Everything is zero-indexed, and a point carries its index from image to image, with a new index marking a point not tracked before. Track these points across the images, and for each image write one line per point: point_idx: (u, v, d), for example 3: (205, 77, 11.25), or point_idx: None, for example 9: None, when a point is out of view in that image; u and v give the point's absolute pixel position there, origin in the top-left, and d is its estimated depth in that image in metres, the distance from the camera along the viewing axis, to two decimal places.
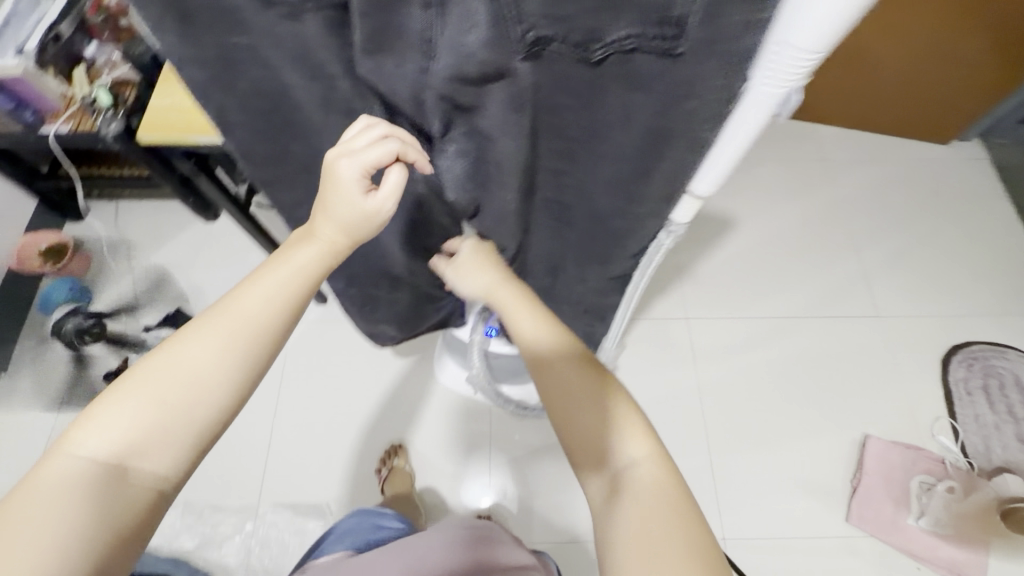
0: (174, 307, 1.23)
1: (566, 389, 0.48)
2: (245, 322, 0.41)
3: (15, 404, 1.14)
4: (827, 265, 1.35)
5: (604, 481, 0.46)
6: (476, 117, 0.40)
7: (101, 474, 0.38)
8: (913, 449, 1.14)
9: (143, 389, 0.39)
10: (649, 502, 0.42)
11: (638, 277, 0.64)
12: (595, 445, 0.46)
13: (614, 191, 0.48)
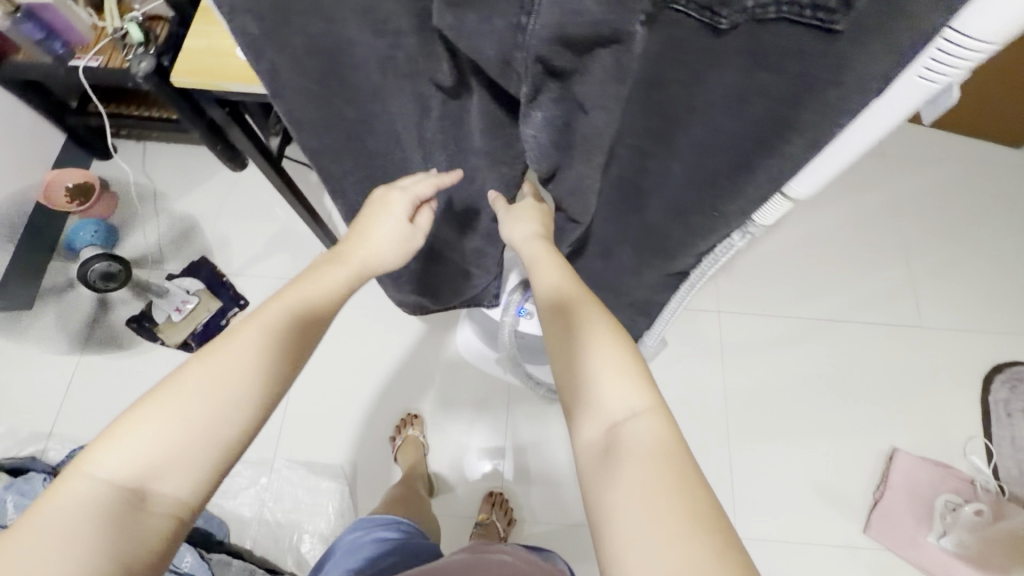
0: (198, 256, 1.22)
1: (565, 333, 0.46)
2: (274, 340, 0.42)
3: (40, 339, 1.14)
4: (873, 268, 1.28)
5: (597, 436, 0.41)
6: (572, 81, 0.36)
7: (120, 497, 0.36)
8: (942, 467, 1.10)
9: (165, 403, 0.38)
10: (645, 458, 0.38)
11: (698, 273, 0.60)
12: (591, 393, 0.42)
13: (698, 180, 0.44)
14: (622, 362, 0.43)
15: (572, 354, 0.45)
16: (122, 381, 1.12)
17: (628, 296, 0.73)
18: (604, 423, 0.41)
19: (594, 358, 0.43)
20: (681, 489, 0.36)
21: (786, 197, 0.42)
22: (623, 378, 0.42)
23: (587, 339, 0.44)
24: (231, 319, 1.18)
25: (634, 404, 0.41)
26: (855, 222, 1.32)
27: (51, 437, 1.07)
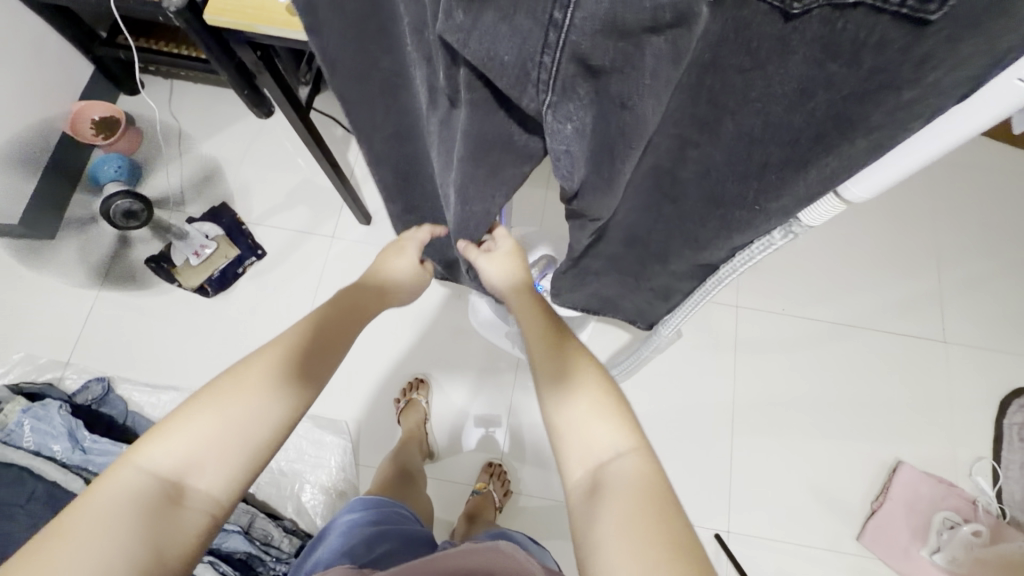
0: (219, 201, 1.22)
1: (566, 375, 0.52)
2: (303, 356, 0.49)
3: (62, 270, 1.16)
4: (901, 278, 1.24)
5: (586, 478, 0.46)
6: (608, 82, 0.33)
7: (161, 489, 0.41)
8: (945, 484, 1.09)
9: (205, 407, 0.44)
10: (629, 492, 0.43)
11: (728, 271, 0.57)
12: (587, 433, 0.48)
13: (746, 172, 0.42)
14: (606, 407, 0.50)
15: (563, 393, 0.51)
16: (140, 319, 1.14)
17: (650, 282, 0.71)
18: (590, 460, 0.47)
19: (583, 400, 0.50)
20: (660, 519, 0.41)
21: (839, 199, 0.40)
22: (606, 421, 0.49)
23: (582, 385, 0.51)
24: (248, 268, 1.18)
25: (617, 445, 0.47)
26: (889, 227, 1.28)
27: (67, 366, 1.10)
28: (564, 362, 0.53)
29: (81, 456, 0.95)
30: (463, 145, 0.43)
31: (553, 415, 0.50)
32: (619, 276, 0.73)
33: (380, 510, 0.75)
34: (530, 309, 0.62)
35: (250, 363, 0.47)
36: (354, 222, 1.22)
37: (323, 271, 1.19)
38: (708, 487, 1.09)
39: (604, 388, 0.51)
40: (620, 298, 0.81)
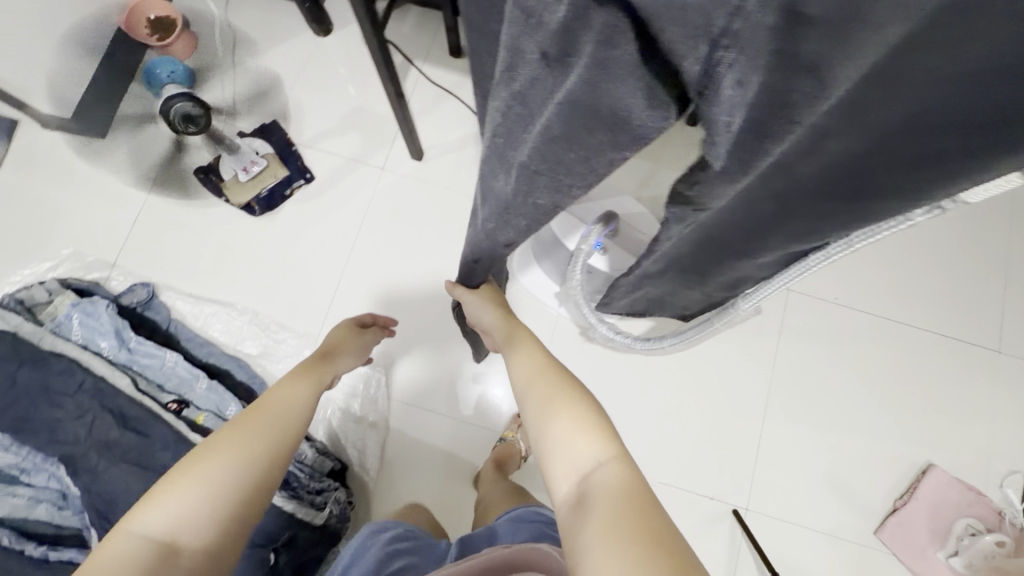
0: (271, 118, 1.19)
1: (548, 409, 0.63)
2: (262, 428, 0.63)
3: (112, 170, 1.15)
4: (964, 281, 1.19)
5: (574, 489, 0.55)
6: (803, 42, 0.28)
7: (154, 547, 0.51)
8: (973, 492, 1.07)
9: (185, 476, 0.55)
10: (607, 492, 0.51)
11: (822, 257, 0.53)
12: (569, 453, 0.58)
13: (903, 166, 0.38)
14: (583, 424, 0.60)
15: (546, 424, 0.62)
16: (186, 230, 1.14)
17: (716, 276, 0.68)
18: (574, 472, 0.56)
19: (561, 425, 0.61)
20: (637, 507, 0.48)
21: (1020, 173, 0.34)
22: (585, 436, 0.59)
23: (561, 415, 0.62)
24: (295, 190, 1.16)
25: (597, 454, 0.56)
26: (959, 226, 1.21)
27: (114, 269, 1.11)
28: (541, 401, 0.65)
29: (127, 355, 0.96)
30: (559, 121, 0.37)
31: (544, 442, 0.61)
32: (681, 271, 0.69)
33: (390, 529, 0.81)
34: (514, 355, 0.75)
35: (227, 436, 0.61)
36: (405, 156, 1.19)
37: (370, 202, 1.17)
38: (733, 464, 1.09)
39: (580, 411, 0.62)
40: (672, 295, 0.79)
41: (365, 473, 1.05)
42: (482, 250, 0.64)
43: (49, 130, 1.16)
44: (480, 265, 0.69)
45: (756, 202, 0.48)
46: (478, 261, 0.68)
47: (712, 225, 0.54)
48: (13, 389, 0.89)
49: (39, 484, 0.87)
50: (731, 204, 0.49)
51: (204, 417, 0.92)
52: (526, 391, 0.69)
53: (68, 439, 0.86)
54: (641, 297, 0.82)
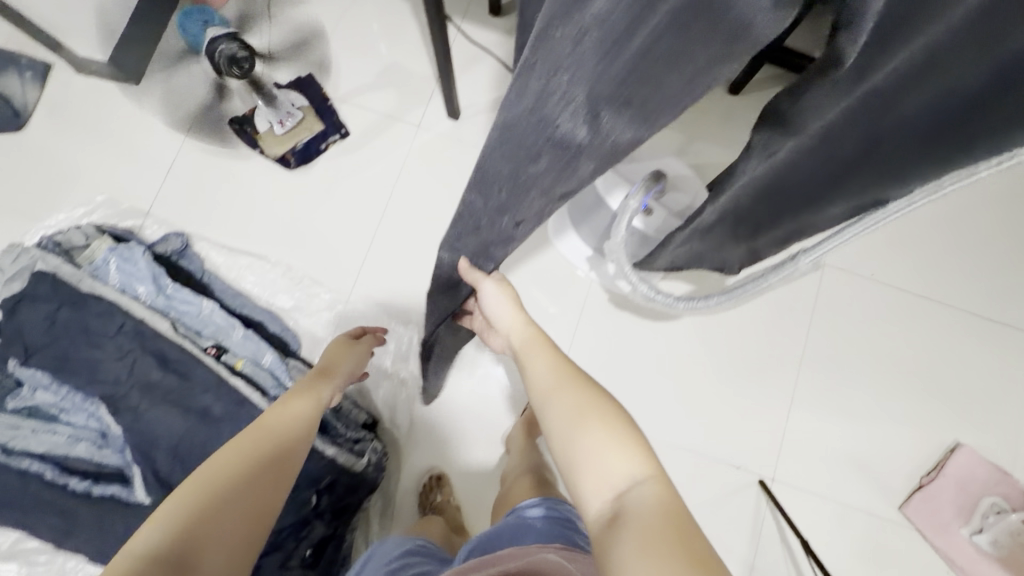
0: (306, 71, 1.17)
1: (575, 418, 0.57)
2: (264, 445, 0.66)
3: (148, 118, 1.14)
4: (1005, 263, 1.17)
5: (607, 508, 0.50)
6: None
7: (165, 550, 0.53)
8: (1000, 471, 1.08)
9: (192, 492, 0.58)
10: (649, 519, 0.46)
11: (902, 204, 0.49)
12: (601, 470, 0.53)
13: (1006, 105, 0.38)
14: (617, 438, 0.54)
15: (576, 435, 0.56)
16: (220, 181, 1.13)
17: (778, 219, 0.62)
18: (607, 492, 0.51)
19: (593, 437, 0.55)
20: (682, 540, 0.44)
21: None
22: (621, 451, 0.53)
23: (591, 426, 0.56)
24: (330, 145, 1.15)
25: (634, 473, 0.51)
26: (1004, 207, 1.18)
27: (147, 217, 1.11)
28: (569, 410, 0.58)
29: (164, 301, 0.96)
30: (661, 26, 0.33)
31: (572, 455, 0.55)
32: (733, 223, 0.63)
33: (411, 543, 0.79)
34: (532, 354, 0.67)
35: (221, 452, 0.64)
36: (442, 116, 1.17)
37: (406, 159, 1.15)
38: (761, 436, 1.09)
39: (615, 422, 0.56)
40: (712, 251, 0.73)
41: (394, 429, 1.06)
42: (527, 206, 0.48)
43: (83, 74, 1.15)
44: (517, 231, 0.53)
45: (843, 133, 0.45)
46: (519, 222, 0.51)
47: (789, 165, 0.50)
48: (53, 327, 0.89)
49: (78, 424, 0.88)
50: (817, 138, 0.46)
51: (243, 362, 0.92)
52: (548, 397, 0.61)
53: (108, 379, 0.85)
54: (678, 257, 0.75)
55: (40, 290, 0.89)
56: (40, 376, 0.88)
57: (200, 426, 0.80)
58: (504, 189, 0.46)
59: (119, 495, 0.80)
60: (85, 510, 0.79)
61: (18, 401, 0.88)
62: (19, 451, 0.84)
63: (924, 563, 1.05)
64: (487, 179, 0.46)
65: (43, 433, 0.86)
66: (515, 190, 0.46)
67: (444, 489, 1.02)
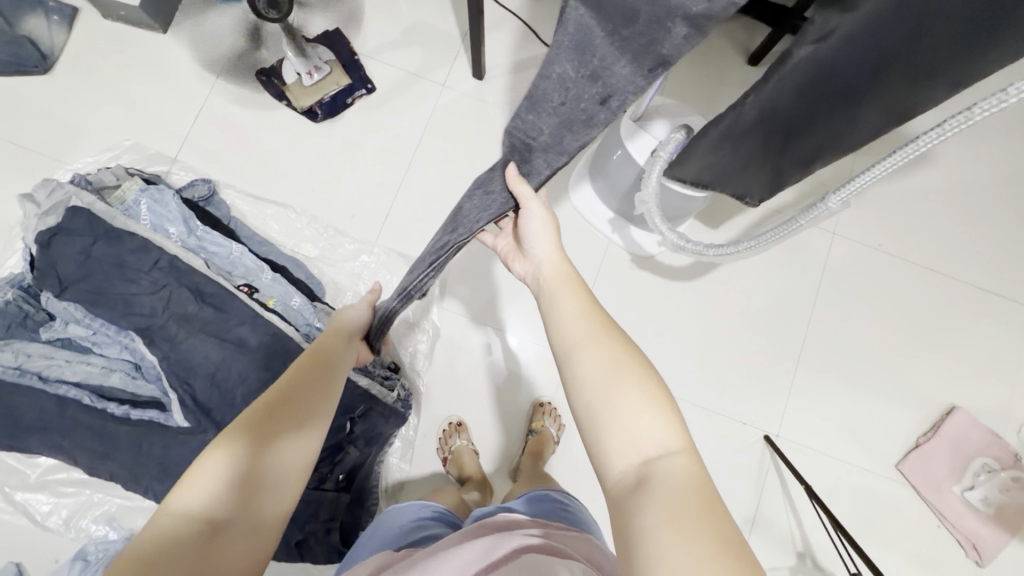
0: (334, 24, 1.18)
1: (606, 374, 0.52)
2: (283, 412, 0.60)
3: (176, 66, 1.15)
4: (1008, 238, 1.21)
5: (631, 470, 0.47)
6: None
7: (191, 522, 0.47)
8: (993, 434, 1.12)
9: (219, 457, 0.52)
10: (679, 489, 0.43)
11: (932, 135, 0.47)
12: (631, 430, 0.48)
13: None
14: (653, 402, 0.50)
15: (607, 391, 0.51)
16: (245, 130, 1.14)
17: (806, 137, 0.60)
18: (634, 454, 0.47)
19: (628, 397, 0.50)
20: (710, 516, 0.41)
21: None
22: (655, 416, 0.49)
23: (621, 386, 0.51)
24: (356, 100, 1.17)
25: (665, 442, 0.47)
26: (1008, 183, 1.22)
27: (174, 163, 1.12)
28: (603, 364, 0.53)
29: (195, 242, 0.98)
30: None
31: (599, 412, 0.51)
32: (765, 131, 0.61)
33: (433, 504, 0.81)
34: (566, 296, 0.62)
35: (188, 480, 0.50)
36: (467, 75, 1.19)
37: (431, 115, 1.17)
38: (766, 394, 1.14)
39: (652, 385, 0.51)
40: (741, 176, 0.73)
41: (413, 377, 1.09)
42: (619, 76, 0.45)
43: (111, 20, 1.16)
44: (597, 118, 0.47)
45: (886, 20, 0.41)
46: (606, 100, 0.46)
47: (828, 57, 0.47)
48: (89, 262, 0.89)
49: (111, 356, 0.91)
50: (865, 20, 0.42)
51: (274, 301, 0.96)
52: (579, 347, 0.56)
53: (143, 311, 0.87)
54: (713, 169, 0.71)
55: (76, 224, 0.90)
56: (73, 310, 0.89)
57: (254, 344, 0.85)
58: (598, 51, 0.44)
59: (157, 419, 0.84)
60: (123, 433, 0.82)
61: (51, 332, 0.90)
62: (54, 378, 0.87)
63: (916, 518, 1.10)
64: (582, 38, 0.44)
65: (77, 363, 0.89)
66: (610, 58, 0.44)
67: (462, 436, 1.07)
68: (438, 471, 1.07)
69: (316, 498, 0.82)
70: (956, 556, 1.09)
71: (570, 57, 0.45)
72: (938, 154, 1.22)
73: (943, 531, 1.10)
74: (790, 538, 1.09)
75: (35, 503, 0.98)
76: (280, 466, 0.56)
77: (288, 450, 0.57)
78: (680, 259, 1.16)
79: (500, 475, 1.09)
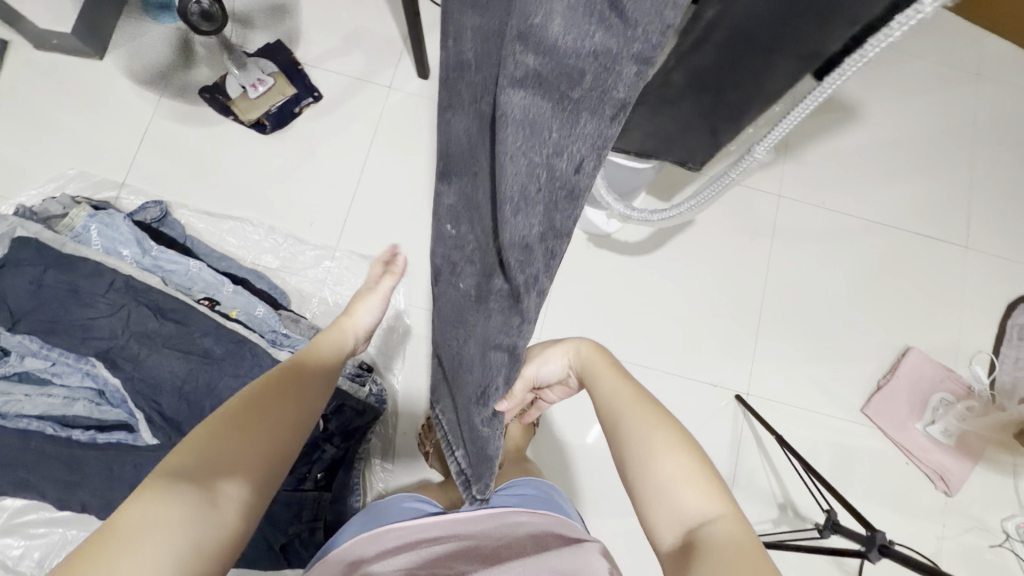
0: (276, 38, 1.19)
1: (644, 439, 0.51)
2: (293, 392, 0.56)
3: (117, 91, 1.14)
4: (938, 187, 1.28)
5: (677, 539, 0.45)
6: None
7: (194, 491, 0.43)
8: (946, 369, 1.18)
9: (227, 430, 0.49)
10: (727, 552, 0.41)
11: (835, 77, 0.47)
12: (672, 495, 0.47)
13: None
14: (693, 468, 0.48)
15: (644, 461, 0.50)
16: (193, 149, 1.14)
17: (736, 94, 0.59)
18: (676, 524, 0.46)
19: (669, 466, 0.48)
20: None
21: None
22: (693, 484, 0.47)
23: (662, 452, 0.50)
24: (304, 109, 1.17)
25: (706, 507, 0.45)
26: (933, 134, 1.30)
27: (123, 188, 1.11)
28: (638, 436, 0.52)
29: (151, 262, 0.96)
30: None
31: (641, 480, 0.49)
32: (695, 90, 0.61)
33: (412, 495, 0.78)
34: (603, 374, 0.60)
35: (187, 452, 0.46)
36: (412, 76, 1.21)
37: (380, 117, 1.19)
38: (733, 356, 1.18)
39: (689, 451, 0.50)
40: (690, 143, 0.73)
41: (388, 376, 1.10)
42: (584, 137, 0.31)
43: (44, 51, 1.14)
44: (578, 190, 0.33)
45: None
46: (579, 167, 0.32)
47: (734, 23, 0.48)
48: (40, 292, 0.86)
49: (73, 385, 0.88)
50: None
51: (237, 312, 0.96)
52: (617, 417, 0.55)
53: (102, 334, 0.86)
54: (653, 136, 0.73)
55: (24, 255, 0.87)
56: (29, 343, 0.86)
57: (238, 360, 0.85)
58: (548, 126, 0.32)
59: (125, 440, 0.82)
60: (92, 457, 0.81)
61: (6, 368, 0.86)
62: (14, 414, 0.83)
63: (884, 457, 1.15)
64: (528, 121, 0.32)
65: (38, 397, 0.86)
66: (568, 126, 0.31)
67: None
68: (422, 467, 1.08)
69: (298, 499, 0.83)
70: (925, 488, 1.14)
71: (527, 145, 0.32)
72: (865, 112, 1.29)
73: (910, 466, 1.15)
74: (770, 491, 1.12)
75: (6, 548, 0.95)
76: (284, 452, 0.52)
77: (286, 449, 0.52)
78: (635, 234, 1.20)
79: None
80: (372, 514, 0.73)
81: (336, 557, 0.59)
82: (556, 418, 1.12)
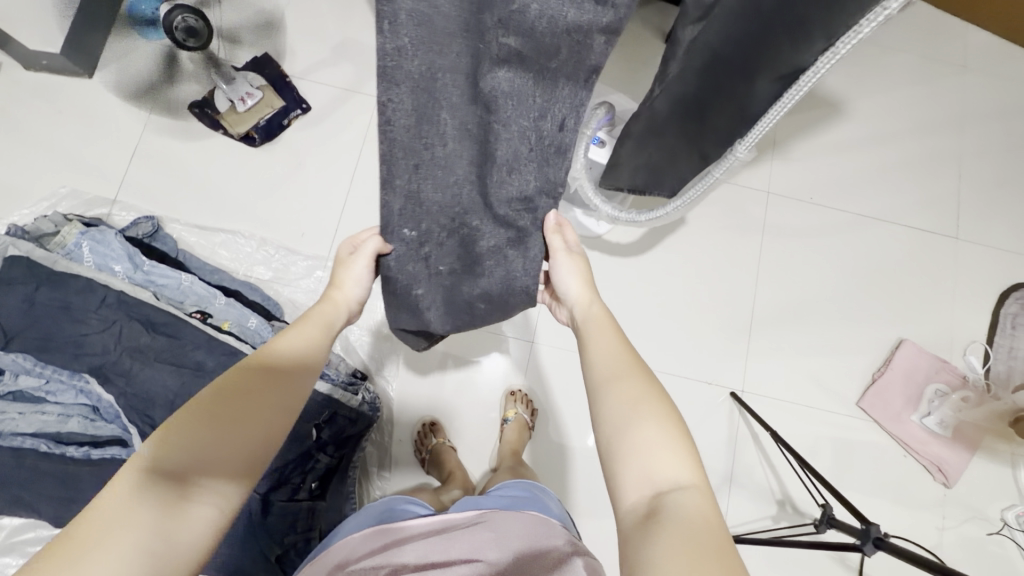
0: (263, 52, 1.19)
1: (629, 405, 0.50)
2: (282, 373, 0.53)
3: (107, 109, 1.15)
4: (926, 179, 1.28)
5: (643, 503, 0.45)
6: None
7: (163, 490, 0.43)
8: (939, 360, 1.18)
9: (205, 417, 0.47)
10: (691, 527, 0.41)
11: (809, 74, 0.46)
12: (647, 460, 0.47)
13: None
14: (672, 440, 0.48)
15: (625, 425, 0.49)
16: (183, 164, 1.14)
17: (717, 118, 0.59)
18: (646, 486, 0.46)
19: (643, 435, 0.48)
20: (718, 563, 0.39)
21: None
22: (670, 455, 0.47)
23: (645, 422, 0.49)
24: (293, 121, 1.18)
25: (680, 478, 0.45)
26: (919, 127, 1.30)
27: (114, 205, 1.11)
28: (624, 402, 0.51)
29: (142, 276, 0.97)
30: None
31: (619, 442, 0.49)
32: (682, 116, 0.61)
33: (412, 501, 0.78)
34: (600, 335, 0.59)
35: (163, 442, 0.45)
36: None
37: (368, 126, 1.20)
38: (727, 353, 1.18)
39: (669, 424, 0.49)
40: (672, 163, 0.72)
41: (383, 383, 1.10)
42: (564, 101, 0.54)
43: (34, 71, 1.15)
44: (561, 142, 0.56)
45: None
46: (562, 124, 0.55)
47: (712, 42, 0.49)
48: (33, 310, 0.87)
49: (67, 402, 0.88)
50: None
51: (229, 324, 0.96)
52: (606, 376, 0.54)
53: (94, 350, 0.86)
54: (643, 166, 0.74)
55: (16, 274, 0.88)
56: (22, 361, 0.85)
57: None
58: (535, 100, 0.52)
59: (120, 455, 0.83)
60: (87, 473, 0.81)
61: (2, 386, 0.87)
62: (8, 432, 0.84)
63: (882, 451, 1.15)
64: (517, 94, 0.51)
65: (31, 413, 0.86)
66: (549, 92, 0.53)
67: (438, 434, 1.07)
68: (420, 473, 1.08)
69: (293, 510, 0.83)
70: (923, 480, 1.14)
71: (521, 112, 0.52)
72: (850, 106, 1.30)
73: (908, 459, 1.15)
74: (768, 487, 1.12)
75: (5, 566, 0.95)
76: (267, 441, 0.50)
77: (269, 438, 0.50)
78: (626, 235, 1.20)
79: (479, 468, 1.09)
80: (367, 516, 0.73)
81: (329, 556, 0.61)
82: (552, 420, 1.12)
